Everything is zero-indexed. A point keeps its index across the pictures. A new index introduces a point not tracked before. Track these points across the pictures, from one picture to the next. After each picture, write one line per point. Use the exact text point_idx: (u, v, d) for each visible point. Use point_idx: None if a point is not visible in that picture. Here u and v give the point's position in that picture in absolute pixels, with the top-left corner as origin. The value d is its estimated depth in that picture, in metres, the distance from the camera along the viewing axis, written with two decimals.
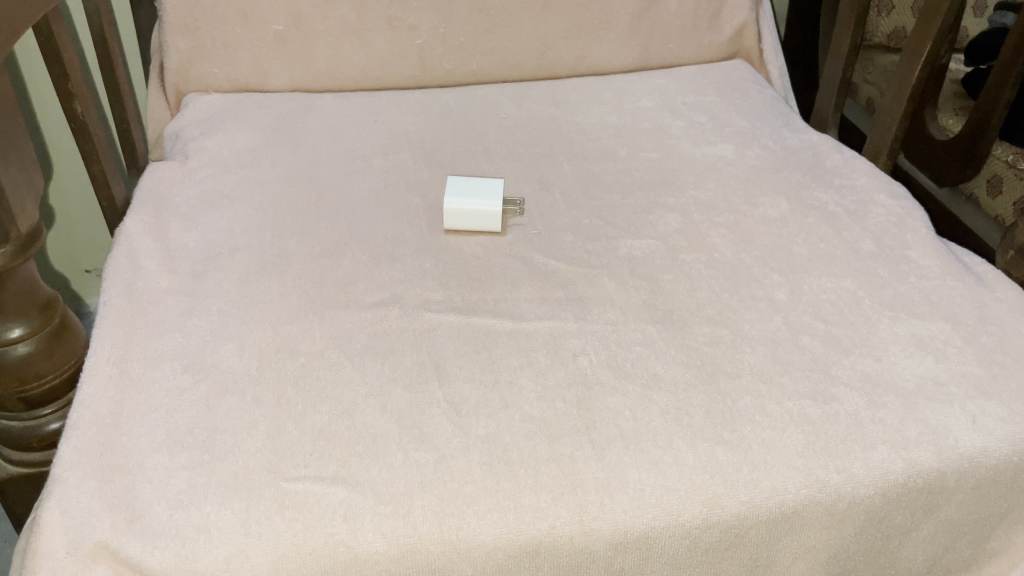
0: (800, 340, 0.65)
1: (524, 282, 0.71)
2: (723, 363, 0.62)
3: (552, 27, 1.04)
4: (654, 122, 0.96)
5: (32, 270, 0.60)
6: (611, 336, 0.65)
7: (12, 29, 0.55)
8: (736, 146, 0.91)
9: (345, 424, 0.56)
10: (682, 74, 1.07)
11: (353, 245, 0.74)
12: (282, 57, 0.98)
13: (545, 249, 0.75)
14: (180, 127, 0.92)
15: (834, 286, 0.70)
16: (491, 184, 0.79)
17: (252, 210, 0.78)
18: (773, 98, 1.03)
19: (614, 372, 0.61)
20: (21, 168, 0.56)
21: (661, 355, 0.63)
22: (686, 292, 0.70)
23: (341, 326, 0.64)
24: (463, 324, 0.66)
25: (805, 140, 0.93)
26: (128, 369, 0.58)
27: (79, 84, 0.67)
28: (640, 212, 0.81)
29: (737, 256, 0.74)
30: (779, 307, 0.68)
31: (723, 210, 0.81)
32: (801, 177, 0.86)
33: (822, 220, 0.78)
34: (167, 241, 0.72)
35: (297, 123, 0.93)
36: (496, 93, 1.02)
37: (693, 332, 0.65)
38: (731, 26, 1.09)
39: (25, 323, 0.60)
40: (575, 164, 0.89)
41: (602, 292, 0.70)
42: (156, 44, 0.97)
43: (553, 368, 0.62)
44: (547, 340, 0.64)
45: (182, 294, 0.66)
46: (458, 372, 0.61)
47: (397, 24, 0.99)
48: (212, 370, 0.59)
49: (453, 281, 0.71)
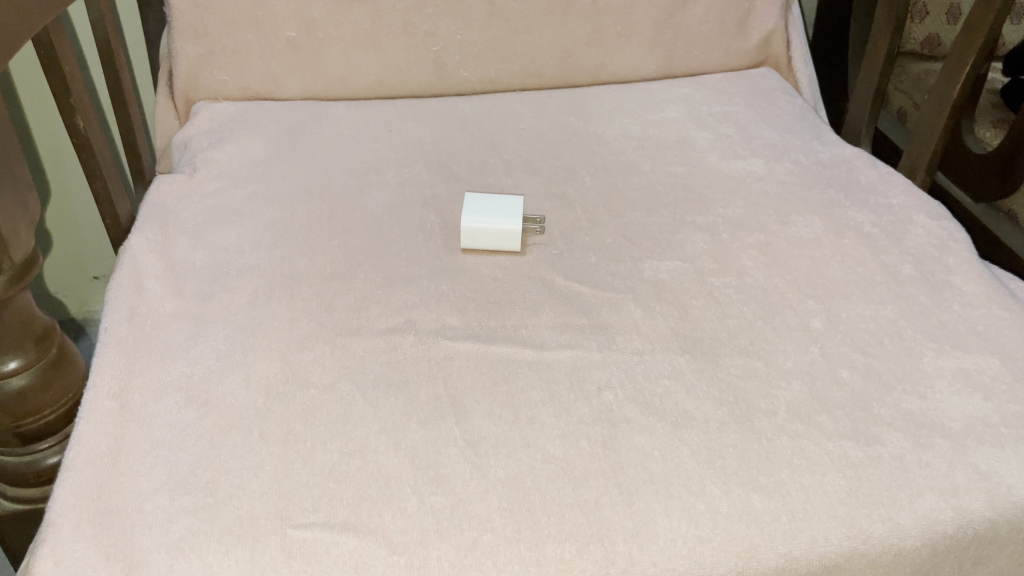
0: (838, 374, 0.61)
1: (545, 307, 0.67)
2: (757, 400, 0.59)
3: (573, 34, 1.00)
4: (680, 134, 0.93)
5: (29, 298, 0.58)
6: (638, 368, 0.61)
7: (8, 44, 0.52)
8: (765, 160, 0.88)
9: (356, 465, 0.52)
10: (707, 83, 1.04)
11: (366, 265, 0.71)
12: (294, 64, 0.95)
13: (567, 270, 0.72)
14: (189, 136, 0.89)
15: (873, 315, 0.66)
16: (509, 202, 0.75)
17: (261, 226, 0.74)
18: (803, 109, 0.99)
19: (641, 408, 0.58)
20: (16, 191, 0.53)
21: (691, 389, 0.60)
22: (716, 319, 0.66)
23: (352, 354, 0.61)
24: (482, 353, 0.62)
25: (837, 154, 0.89)
26: (128, 403, 0.55)
27: (82, 97, 0.64)
28: (665, 230, 0.77)
29: (770, 280, 0.70)
30: (815, 336, 0.64)
31: (753, 229, 0.77)
32: (834, 195, 0.82)
33: (858, 242, 0.75)
34: (173, 261, 0.69)
35: (309, 133, 0.89)
36: (515, 102, 0.99)
37: (725, 364, 0.62)
38: (759, 33, 1.05)
39: (21, 355, 0.57)
40: (597, 178, 0.85)
41: (628, 318, 0.66)
42: (164, 50, 0.94)
43: (577, 403, 0.58)
44: (570, 372, 0.61)
45: (187, 318, 0.63)
46: (476, 406, 0.58)
47: (413, 31, 0.96)
48: (217, 403, 0.56)
49: (471, 306, 0.67)
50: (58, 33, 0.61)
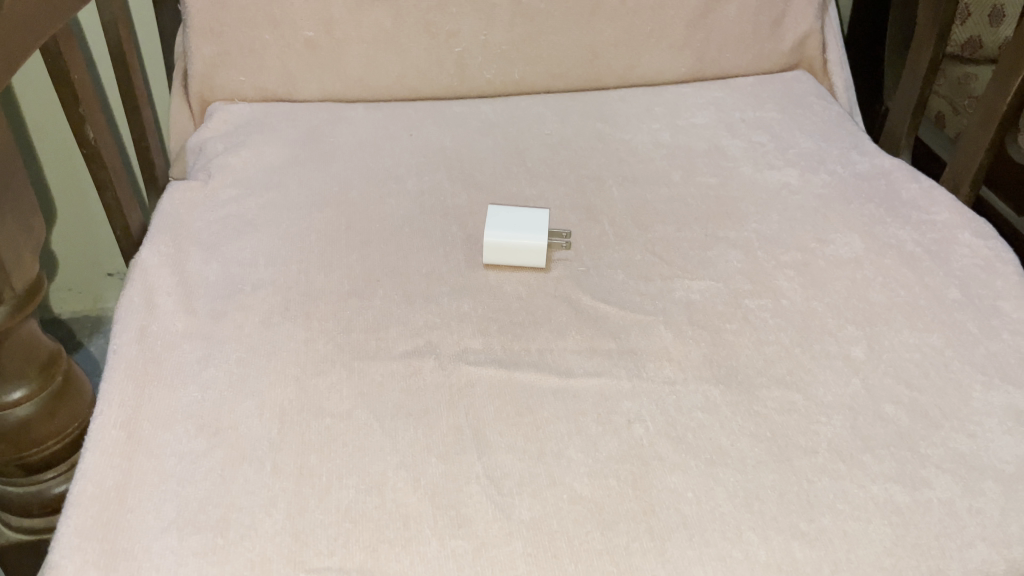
0: (882, 409, 0.58)
1: (571, 329, 0.64)
2: (796, 436, 0.56)
3: (600, 35, 0.96)
4: (711, 141, 0.89)
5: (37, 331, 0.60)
6: (669, 399, 0.58)
7: (12, 61, 0.49)
8: (801, 171, 0.84)
9: (374, 503, 0.50)
10: (739, 86, 1.00)
11: (385, 281, 0.68)
12: (312, 65, 0.92)
13: (593, 289, 0.69)
14: (204, 140, 0.86)
15: (919, 343, 0.63)
16: (533, 215, 0.72)
17: (277, 238, 0.72)
18: (840, 115, 0.95)
19: (673, 444, 0.55)
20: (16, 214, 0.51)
21: (726, 424, 0.57)
22: (752, 346, 0.63)
23: (370, 379, 0.58)
24: (505, 379, 0.59)
25: (876, 165, 0.85)
26: (136, 432, 0.53)
27: (92, 108, 0.62)
28: (696, 247, 0.74)
29: (808, 303, 0.67)
30: (857, 366, 0.61)
31: (790, 247, 0.73)
32: (874, 210, 0.78)
33: (900, 263, 0.71)
34: (185, 275, 0.67)
35: (327, 138, 0.87)
36: (540, 105, 0.95)
37: (762, 396, 0.59)
38: (794, 34, 1.01)
39: (29, 386, 0.59)
40: (624, 189, 0.82)
41: (658, 343, 0.63)
42: (180, 50, 0.92)
43: (605, 438, 0.55)
44: (598, 402, 0.58)
45: (199, 339, 0.61)
46: (499, 439, 0.55)
47: (435, 31, 0.92)
48: (229, 433, 0.54)
49: (494, 327, 0.64)
50: (68, 43, 0.59)
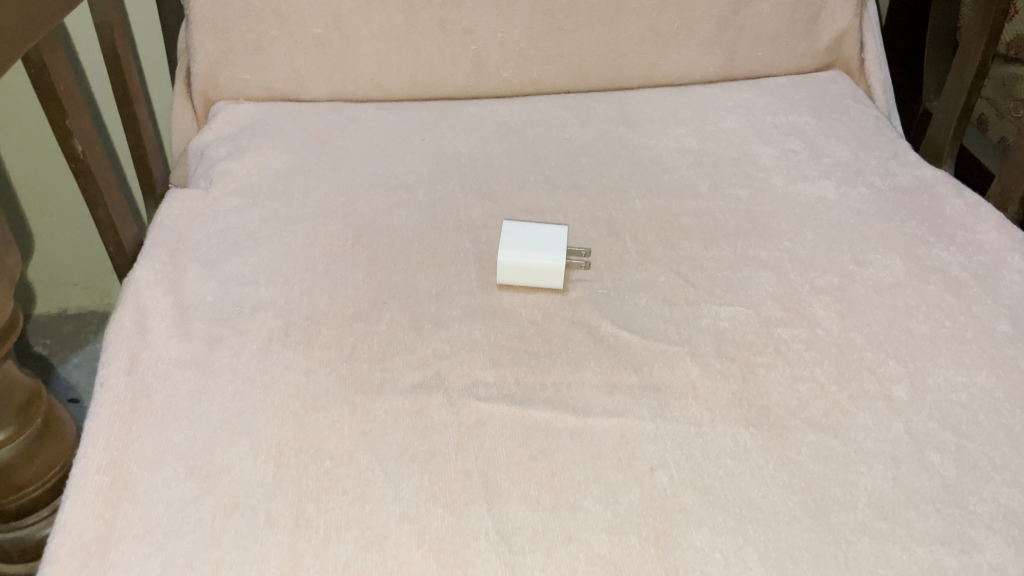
0: (927, 457, 0.54)
1: (590, 360, 0.60)
2: (833, 489, 0.52)
3: (625, 32, 0.91)
4: (741, 149, 0.84)
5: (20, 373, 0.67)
6: (696, 444, 0.54)
7: None
8: (837, 183, 0.79)
9: (375, 561, 0.46)
10: (771, 87, 0.94)
11: (392, 303, 0.64)
12: (320, 63, 0.87)
13: (614, 314, 0.64)
14: (207, 143, 0.82)
15: (966, 383, 0.58)
16: (550, 234, 0.68)
17: (279, 254, 0.68)
18: (878, 119, 0.89)
19: (698, 496, 0.51)
20: None
21: (757, 473, 0.52)
22: (785, 383, 0.58)
23: (373, 415, 0.55)
24: (519, 417, 0.55)
25: (918, 177, 0.79)
26: (122, 476, 0.49)
27: (80, 119, 0.58)
28: (725, 268, 0.69)
29: (845, 335, 0.62)
30: (899, 408, 0.57)
31: (826, 269, 0.69)
32: (916, 229, 0.73)
33: (945, 290, 0.66)
34: (181, 295, 0.63)
35: (335, 142, 0.82)
36: (559, 107, 0.90)
37: (795, 441, 0.54)
38: (830, 32, 0.95)
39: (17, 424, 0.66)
40: (648, 201, 0.77)
41: (682, 378, 0.59)
42: (183, 45, 0.87)
43: (625, 487, 0.51)
44: (618, 445, 0.54)
45: (193, 368, 0.57)
46: (511, 487, 0.51)
47: (450, 28, 0.87)
48: (221, 477, 0.50)
49: (507, 356, 0.60)
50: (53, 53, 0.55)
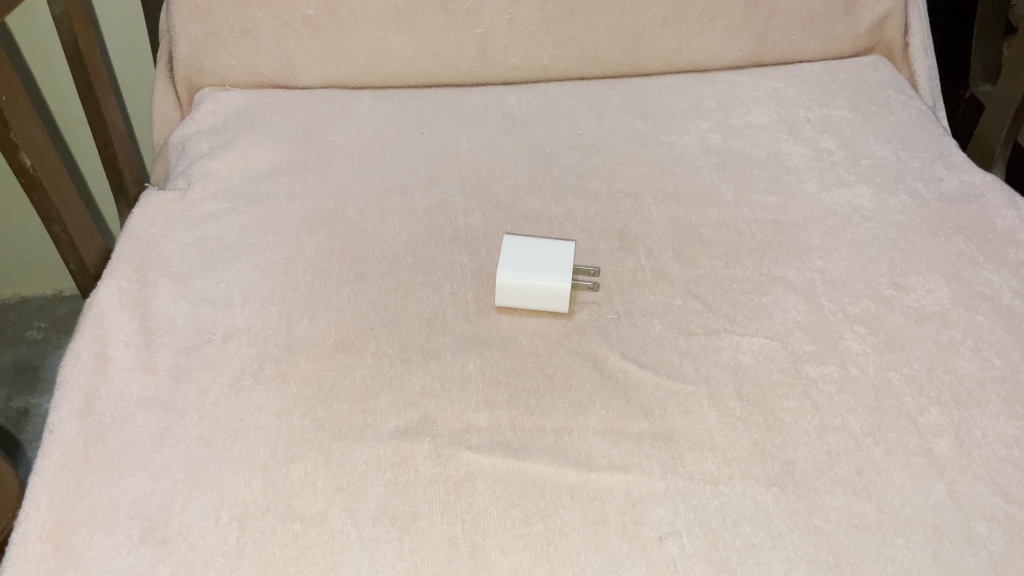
0: (972, 528, 0.48)
1: (595, 401, 0.54)
2: (865, 565, 0.46)
3: (646, 13, 0.83)
4: (769, 148, 0.76)
5: None
6: (711, 506, 0.48)
7: None
8: (875, 190, 0.71)
9: None
10: (803, 75, 0.86)
11: (379, 330, 0.58)
12: (312, 47, 0.80)
13: (623, 344, 0.58)
14: (188, 135, 0.76)
15: (1018, 436, 0.52)
16: (547, 250, 0.61)
17: (257, 270, 0.62)
18: (922, 113, 0.81)
19: (712, 572, 0.45)
20: None
21: (779, 544, 0.47)
22: (812, 434, 0.52)
23: (351, 468, 0.49)
24: (513, 471, 0.49)
25: (965, 182, 0.72)
26: (67, 542, 0.45)
27: (28, 128, 0.55)
28: (748, 290, 0.62)
29: (882, 375, 0.56)
30: (941, 467, 0.51)
31: (861, 294, 0.62)
32: (963, 246, 0.66)
33: (995, 321, 0.60)
34: (149, 319, 0.57)
35: (327, 137, 0.75)
36: (572, 97, 0.83)
37: (823, 505, 0.48)
38: (871, 14, 0.87)
39: None
40: (665, 208, 0.70)
41: (698, 425, 0.53)
42: (164, 27, 0.80)
43: (630, 560, 0.46)
44: (624, 506, 0.48)
45: (154, 407, 0.52)
46: (501, 558, 0.46)
47: (454, 9, 0.80)
48: (178, 543, 0.45)
49: (503, 395, 0.54)
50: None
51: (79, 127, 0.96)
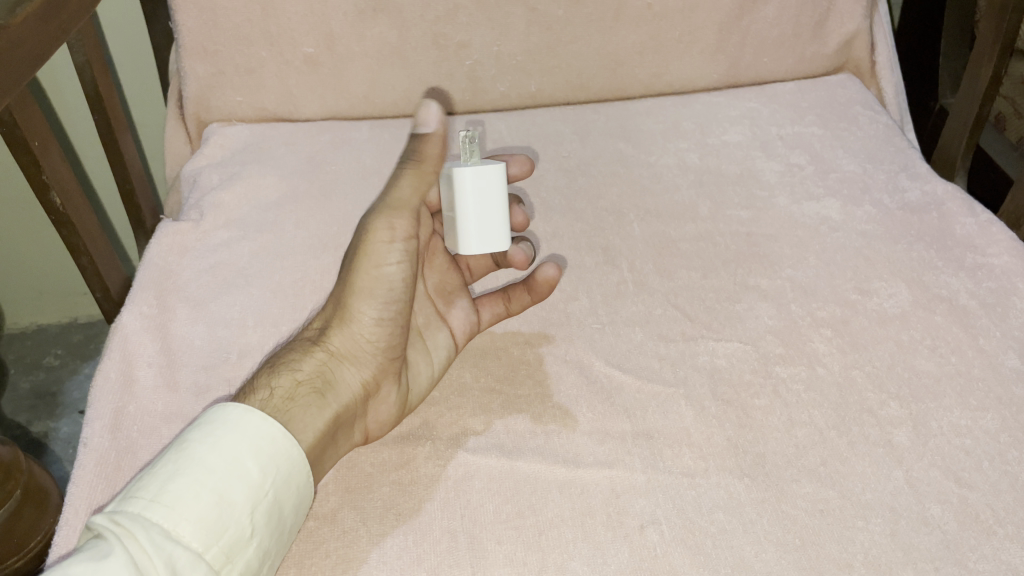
0: (927, 510, 0.52)
1: (581, 404, 0.59)
2: (829, 546, 0.50)
3: (624, 41, 0.88)
4: (743, 164, 0.81)
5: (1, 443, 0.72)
6: (687, 497, 0.53)
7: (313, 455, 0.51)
8: (843, 202, 0.76)
9: None
10: (776, 94, 0.91)
11: None
12: (312, 83, 0.85)
13: (607, 351, 0.63)
14: (199, 169, 0.81)
15: (970, 426, 0.57)
16: (453, 196, 0.58)
17: (268, 292, 0.67)
18: (889, 126, 0.86)
19: (690, 556, 0.50)
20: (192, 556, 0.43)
21: (750, 529, 0.51)
22: (782, 428, 0.57)
23: (359, 470, 0.54)
24: (507, 470, 0.54)
25: (928, 192, 0.76)
26: None
27: (57, 169, 0.60)
28: (723, 299, 0.67)
29: (846, 373, 0.61)
30: (899, 456, 0.55)
31: (828, 300, 0.67)
32: (924, 252, 0.71)
33: (951, 321, 0.64)
34: (170, 341, 0.63)
35: (328, 165, 0.80)
36: (558, 121, 0.87)
37: (791, 493, 0.53)
38: (838, 35, 0.92)
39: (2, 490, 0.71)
40: (646, 224, 0.74)
41: (676, 424, 0.57)
42: (175, 69, 0.85)
43: (614, 546, 0.50)
44: (608, 500, 0.53)
45: (178, 421, 0.58)
46: (497, 547, 0.50)
47: (444, 43, 0.84)
48: None
49: (496, 403, 0.59)
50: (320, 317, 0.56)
51: (97, 163, 1.02)
